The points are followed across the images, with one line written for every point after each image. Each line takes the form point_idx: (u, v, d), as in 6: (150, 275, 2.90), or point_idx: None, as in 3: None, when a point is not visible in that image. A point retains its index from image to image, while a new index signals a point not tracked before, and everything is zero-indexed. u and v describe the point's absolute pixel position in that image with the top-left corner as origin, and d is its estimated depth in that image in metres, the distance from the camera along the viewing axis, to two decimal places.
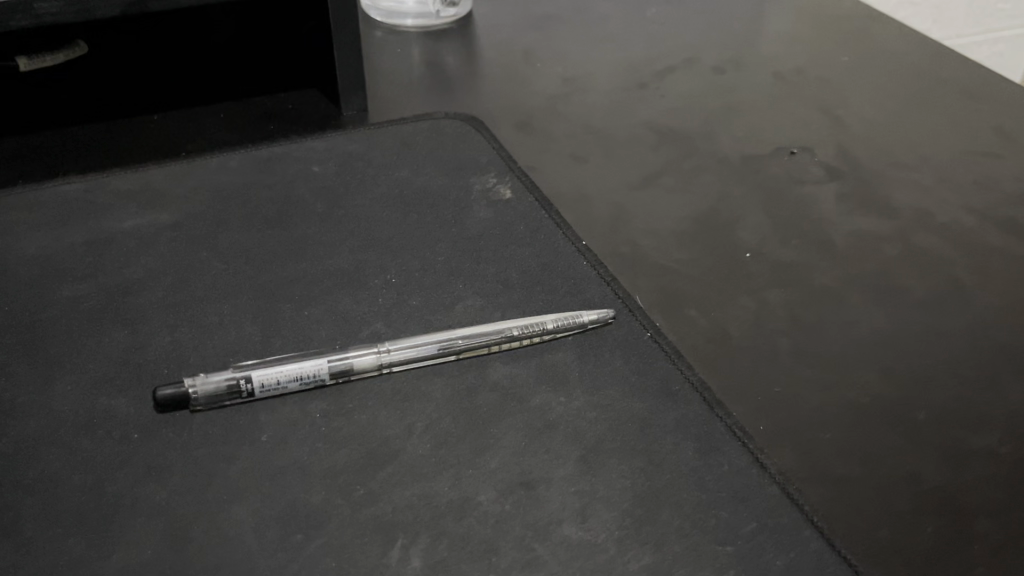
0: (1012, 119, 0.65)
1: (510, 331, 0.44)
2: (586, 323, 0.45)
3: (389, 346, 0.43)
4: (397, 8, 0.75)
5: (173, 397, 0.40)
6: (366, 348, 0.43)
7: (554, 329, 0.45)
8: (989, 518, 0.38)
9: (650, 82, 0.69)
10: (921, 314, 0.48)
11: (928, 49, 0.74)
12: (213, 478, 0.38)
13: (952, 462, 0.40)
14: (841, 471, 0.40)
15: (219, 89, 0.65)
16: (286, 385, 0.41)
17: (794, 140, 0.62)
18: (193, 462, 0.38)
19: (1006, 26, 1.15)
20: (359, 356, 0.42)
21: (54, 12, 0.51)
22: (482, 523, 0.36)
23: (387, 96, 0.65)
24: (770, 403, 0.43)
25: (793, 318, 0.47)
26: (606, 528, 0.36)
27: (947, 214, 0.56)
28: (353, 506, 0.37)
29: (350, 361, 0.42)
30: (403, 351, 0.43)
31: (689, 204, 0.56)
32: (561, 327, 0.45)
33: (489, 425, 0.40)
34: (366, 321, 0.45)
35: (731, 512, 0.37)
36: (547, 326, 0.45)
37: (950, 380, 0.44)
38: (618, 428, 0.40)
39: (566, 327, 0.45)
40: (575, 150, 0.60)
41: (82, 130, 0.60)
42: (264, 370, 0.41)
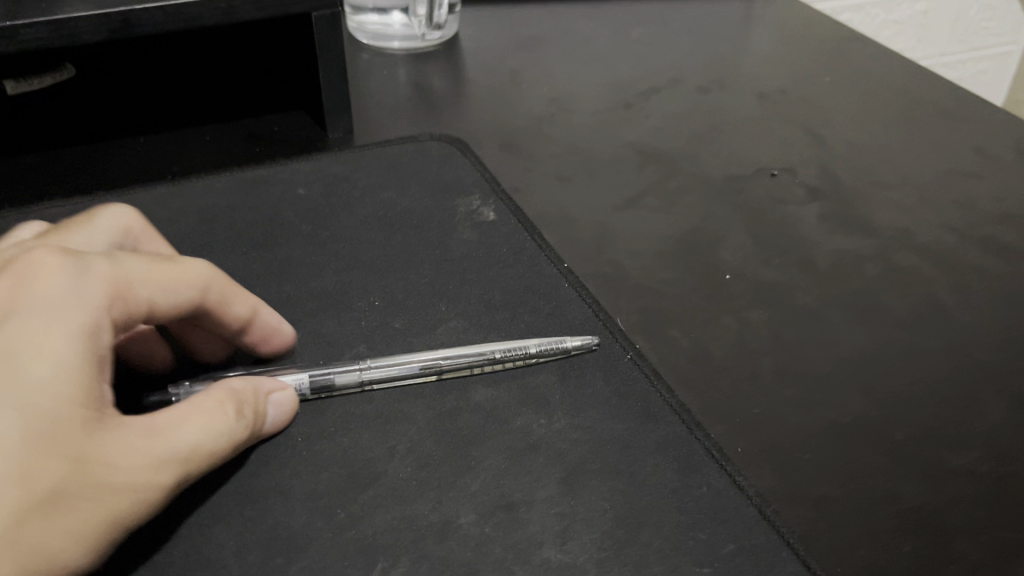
0: (992, 139, 0.66)
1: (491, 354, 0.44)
2: (570, 349, 0.45)
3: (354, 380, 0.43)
4: (384, 30, 0.75)
5: (157, 404, 0.41)
6: (350, 364, 0.43)
7: (537, 352, 0.45)
8: (967, 539, 0.38)
9: (635, 103, 0.69)
10: (901, 333, 0.48)
11: (910, 70, 0.75)
12: (193, 507, 0.38)
13: (931, 482, 0.41)
14: (821, 492, 0.40)
15: (206, 111, 0.66)
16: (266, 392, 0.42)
17: (777, 160, 0.63)
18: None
19: (988, 45, 1.17)
20: (343, 372, 0.43)
21: (40, 37, 0.51)
22: (462, 546, 0.36)
23: (373, 120, 0.66)
24: (751, 424, 0.43)
25: (774, 338, 0.48)
26: (586, 550, 0.36)
27: (928, 233, 0.56)
28: (334, 529, 0.37)
29: (333, 377, 0.42)
30: (386, 369, 0.43)
31: (672, 224, 0.56)
32: (545, 351, 0.45)
33: (470, 448, 0.41)
34: (332, 337, 0.46)
35: (711, 533, 0.37)
36: (530, 349, 0.45)
37: (929, 399, 0.45)
38: (598, 450, 0.41)
39: (550, 352, 0.45)
40: (560, 172, 0.61)
41: (72, 153, 0.61)
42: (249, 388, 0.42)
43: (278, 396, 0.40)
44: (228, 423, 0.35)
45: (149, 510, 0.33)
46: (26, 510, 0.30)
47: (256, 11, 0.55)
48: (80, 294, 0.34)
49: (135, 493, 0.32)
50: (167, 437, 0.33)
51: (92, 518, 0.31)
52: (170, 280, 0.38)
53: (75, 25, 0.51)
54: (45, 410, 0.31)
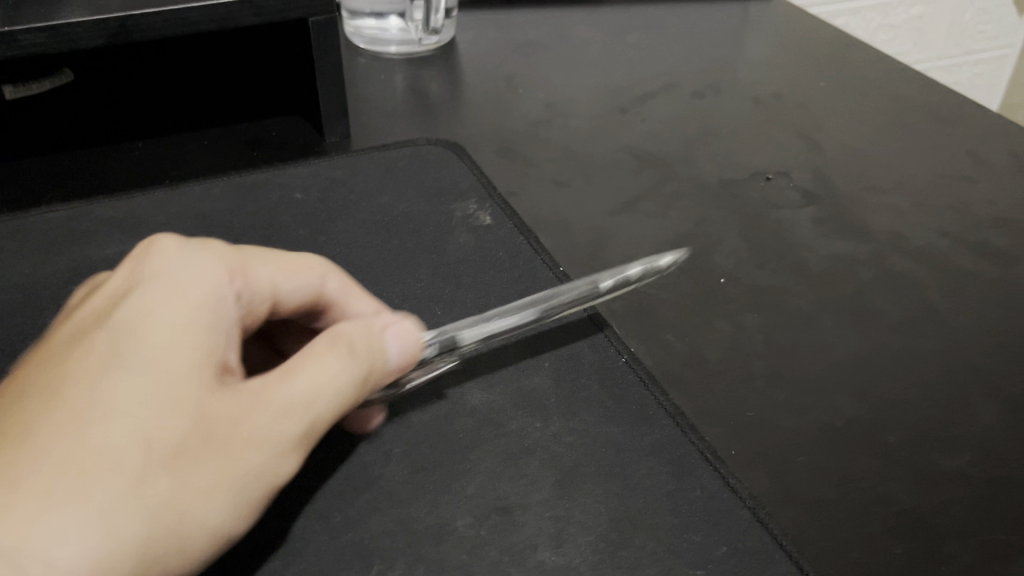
0: (985, 144, 0.66)
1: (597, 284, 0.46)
2: (661, 267, 0.49)
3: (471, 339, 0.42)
4: (381, 35, 0.75)
5: None
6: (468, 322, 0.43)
7: (639, 275, 0.47)
8: (959, 541, 0.39)
9: (631, 108, 0.70)
10: (895, 337, 0.49)
11: (904, 75, 0.75)
12: None
13: (924, 485, 0.41)
14: (814, 495, 0.40)
15: (203, 116, 0.66)
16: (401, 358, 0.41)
17: (772, 165, 0.63)
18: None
19: (984, 49, 1.17)
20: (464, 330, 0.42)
21: (38, 43, 0.51)
22: (458, 548, 0.37)
23: (369, 125, 0.66)
24: (745, 427, 0.43)
25: (768, 342, 0.48)
26: (581, 552, 0.37)
27: (921, 237, 0.56)
28: (330, 532, 0.37)
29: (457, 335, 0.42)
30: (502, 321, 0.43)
31: (667, 229, 0.56)
32: (644, 272, 0.48)
33: (467, 452, 0.41)
34: None
35: (704, 535, 0.38)
36: (634, 274, 0.47)
37: (921, 402, 0.45)
38: (592, 452, 0.41)
39: (648, 272, 0.48)
40: (556, 176, 0.61)
41: (70, 158, 0.61)
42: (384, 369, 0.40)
43: (396, 328, 0.38)
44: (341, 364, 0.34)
45: (278, 463, 0.32)
46: (154, 471, 0.29)
47: (254, 16, 0.56)
48: (213, 267, 0.34)
49: (264, 446, 0.32)
50: (278, 392, 0.33)
51: (227, 475, 0.31)
52: (294, 270, 0.39)
53: (73, 31, 0.51)
54: (163, 375, 0.30)
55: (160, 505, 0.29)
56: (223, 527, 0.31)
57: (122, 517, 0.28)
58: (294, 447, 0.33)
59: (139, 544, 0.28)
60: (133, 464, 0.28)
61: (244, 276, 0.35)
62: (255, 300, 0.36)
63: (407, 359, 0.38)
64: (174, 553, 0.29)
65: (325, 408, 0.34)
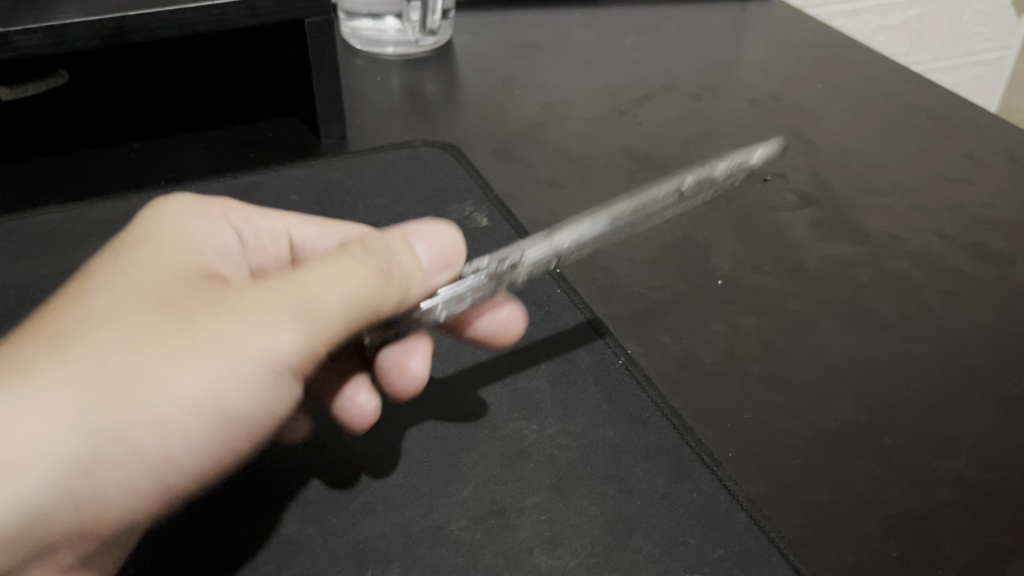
0: (982, 146, 0.66)
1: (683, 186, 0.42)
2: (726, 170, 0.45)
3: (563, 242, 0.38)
4: (378, 37, 0.75)
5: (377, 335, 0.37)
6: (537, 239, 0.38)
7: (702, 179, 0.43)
8: (955, 544, 0.38)
9: (628, 109, 0.69)
10: (891, 339, 0.49)
11: (901, 77, 0.75)
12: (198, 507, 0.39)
13: (920, 488, 0.41)
14: (810, 498, 0.40)
15: (200, 117, 0.66)
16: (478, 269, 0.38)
17: (769, 167, 0.63)
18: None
19: (982, 50, 1.17)
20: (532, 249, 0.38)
21: (33, 44, 0.51)
22: (453, 552, 0.37)
23: (366, 127, 0.66)
24: (742, 429, 0.43)
25: (764, 344, 0.48)
26: (576, 555, 0.37)
27: (918, 239, 0.56)
28: (325, 535, 0.38)
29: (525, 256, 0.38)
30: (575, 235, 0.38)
31: (664, 231, 0.56)
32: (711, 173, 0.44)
33: (462, 454, 0.41)
34: None
35: (700, 538, 0.38)
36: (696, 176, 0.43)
37: (918, 405, 0.45)
38: (588, 454, 0.41)
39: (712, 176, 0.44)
40: (553, 178, 0.61)
41: (65, 159, 0.61)
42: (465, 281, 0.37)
43: (418, 235, 0.38)
44: (346, 258, 0.35)
45: (263, 338, 0.32)
46: (110, 350, 0.30)
47: (250, 18, 0.56)
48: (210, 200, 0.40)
49: (242, 321, 0.32)
50: (266, 285, 0.33)
51: (197, 346, 0.31)
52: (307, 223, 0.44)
53: (68, 32, 0.51)
54: (130, 280, 0.32)
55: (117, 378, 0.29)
56: (200, 403, 0.31)
57: (71, 380, 0.29)
58: (284, 325, 0.32)
59: (90, 405, 0.29)
60: (91, 337, 0.30)
61: (248, 213, 0.42)
62: (258, 239, 0.42)
63: (440, 256, 0.38)
64: (136, 424, 0.30)
65: (318, 289, 0.33)
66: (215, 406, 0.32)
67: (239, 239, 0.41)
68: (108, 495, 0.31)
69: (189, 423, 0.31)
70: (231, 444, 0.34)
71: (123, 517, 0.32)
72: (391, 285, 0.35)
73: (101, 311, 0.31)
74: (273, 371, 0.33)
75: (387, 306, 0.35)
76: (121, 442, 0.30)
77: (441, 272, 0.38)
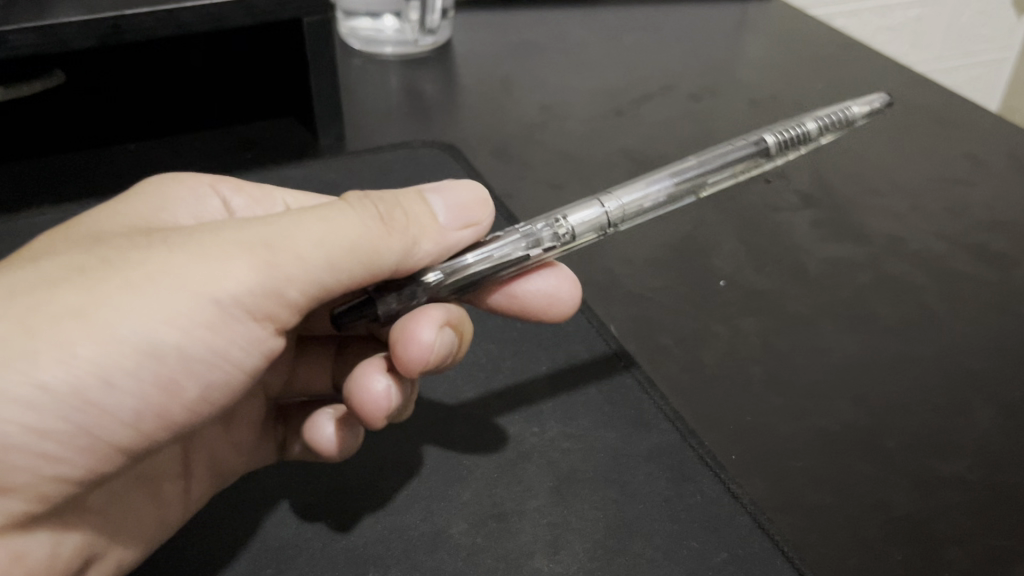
0: (983, 146, 0.66)
1: (765, 139, 0.43)
2: (853, 117, 0.46)
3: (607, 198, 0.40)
4: (376, 36, 0.75)
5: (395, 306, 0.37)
6: (591, 201, 0.40)
7: (811, 130, 0.44)
8: (957, 547, 0.38)
9: (627, 109, 0.69)
10: (893, 340, 0.48)
11: (902, 78, 0.75)
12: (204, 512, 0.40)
13: (924, 490, 0.40)
14: (812, 501, 0.40)
15: (197, 117, 0.66)
16: (508, 233, 0.39)
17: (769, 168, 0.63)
18: (176, 493, 0.40)
19: (982, 50, 1.17)
20: (589, 211, 0.40)
21: (29, 44, 0.50)
22: (453, 556, 0.37)
23: (364, 127, 0.66)
24: (743, 432, 0.43)
25: (766, 346, 0.48)
26: (577, 559, 0.37)
27: (918, 240, 0.56)
28: (324, 539, 0.38)
29: (584, 219, 0.40)
30: (633, 198, 0.40)
31: (665, 232, 0.56)
32: (821, 127, 0.45)
33: (463, 458, 0.41)
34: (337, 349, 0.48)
35: (703, 542, 0.38)
36: (803, 128, 0.44)
37: (920, 407, 0.45)
38: (590, 456, 0.41)
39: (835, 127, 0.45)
40: (552, 178, 0.61)
41: (61, 160, 0.60)
42: (495, 244, 0.39)
43: (439, 201, 0.39)
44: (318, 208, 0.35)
45: (203, 268, 0.32)
46: (42, 287, 0.31)
47: (247, 17, 0.55)
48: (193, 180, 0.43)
49: (182, 253, 0.32)
50: (214, 226, 0.34)
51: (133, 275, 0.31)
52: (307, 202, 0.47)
53: (64, 30, 0.51)
54: (80, 239, 0.34)
55: (33, 309, 0.30)
56: (136, 335, 0.31)
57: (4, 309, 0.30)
58: (227, 254, 0.33)
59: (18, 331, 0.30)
60: (28, 277, 0.31)
61: (242, 185, 0.45)
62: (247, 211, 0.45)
63: (461, 218, 0.38)
64: (46, 355, 0.30)
65: (266, 227, 0.34)
66: (143, 340, 0.32)
67: (230, 210, 0.44)
68: (19, 442, 0.30)
69: (112, 357, 0.31)
70: (173, 395, 0.34)
71: (48, 470, 0.31)
72: (393, 230, 0.36)
73: (42, 260, 0.32)
74: (210, 304, 0.33)
75: (392, 254, 0.36)
76: (28, 377, 0.30)
77: (464, 230, 0.38)
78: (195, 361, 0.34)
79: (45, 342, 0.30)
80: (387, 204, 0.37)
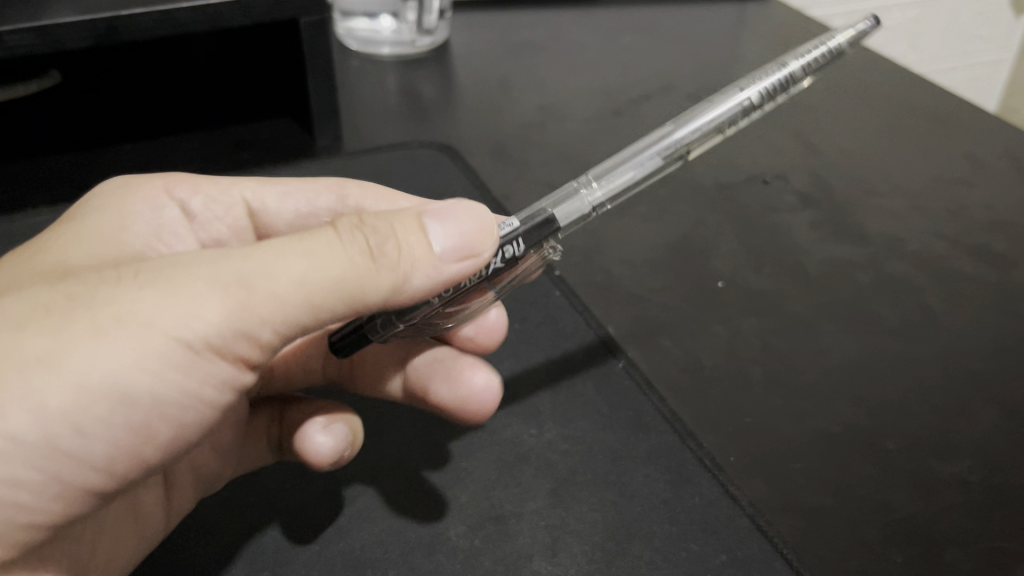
0: (982, 146, 0.66)
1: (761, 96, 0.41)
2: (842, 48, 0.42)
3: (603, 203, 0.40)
4: (374, 37, 0.74)
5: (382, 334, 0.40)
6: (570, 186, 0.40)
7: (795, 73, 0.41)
8: (958, 549, 0.38)
9: (626, 110, 0.69)
10: (893, 341, 0.48)
11: (901, 78, 0.75)
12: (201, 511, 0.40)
13: (924, 491, 0.40)
14: (812, 503, 0.39)
15: (193, 118, 0.66)
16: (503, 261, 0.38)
17: (768, 168, 0.63)
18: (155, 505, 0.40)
19: (980, 50, 1.17)
20: (569, 200, 0.39)
21: (24, 44, 0.50)
22: (450, 559, 0.37)
23: (362, 127, 0.66)
24: (743, 433, 0.43)
25: (766, 347, 0.47)
26: (575, 562, 0.36)
27: (918, 240, 0.56)
28: (321, 542, 0.37)
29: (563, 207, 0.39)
30: (610, 181, 0.40)
31: (663, 232, 0.56)
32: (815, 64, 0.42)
33: (460, 459, 0.41)
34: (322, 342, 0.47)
35: (701, 544, 0.37)
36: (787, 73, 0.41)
37: (920, 408, 0.44)
38: (589, 458, 0.41)
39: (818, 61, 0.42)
40: (550, 178, 0.61)
41: (57, 161, 0.60)
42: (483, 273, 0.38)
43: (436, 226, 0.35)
44: (301, 240, 0.32)
45: (172, 309, 0.30)
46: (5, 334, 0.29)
47: (244, 18, 0.55)
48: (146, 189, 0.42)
49: (149, 292, 0.30)
50: (187, 257, 0.31)
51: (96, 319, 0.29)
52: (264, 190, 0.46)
53: (59, 31, 0.50)
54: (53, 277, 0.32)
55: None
56: (103, 384, 0.29)
57: None
58: (198, 293, 0.30)
59: None
60: None
61: (198, 183, 0.44)
62: (206, 210, 0.44)
63: (461, 250, 0.35)
64: (11, 405, 0.28)
65: (242, 262, 0.31)
66: (112, 386, 0.30)
67: (188, 212, 0.44)
68: None
69: (81, 405, 0.29)
70: (146, 438, 0.31)
71: (24, 516, 0.30)
72: (382, 268, 0.33)
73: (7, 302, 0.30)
74: (184, 348, 0.30)
75: (378, 290, 0.33)
76: None
77: (462, 263, 0.35)
78: (169, 405, 0.31)
79: (10, 392, 0.28)
80: (380, 231, 0.34)
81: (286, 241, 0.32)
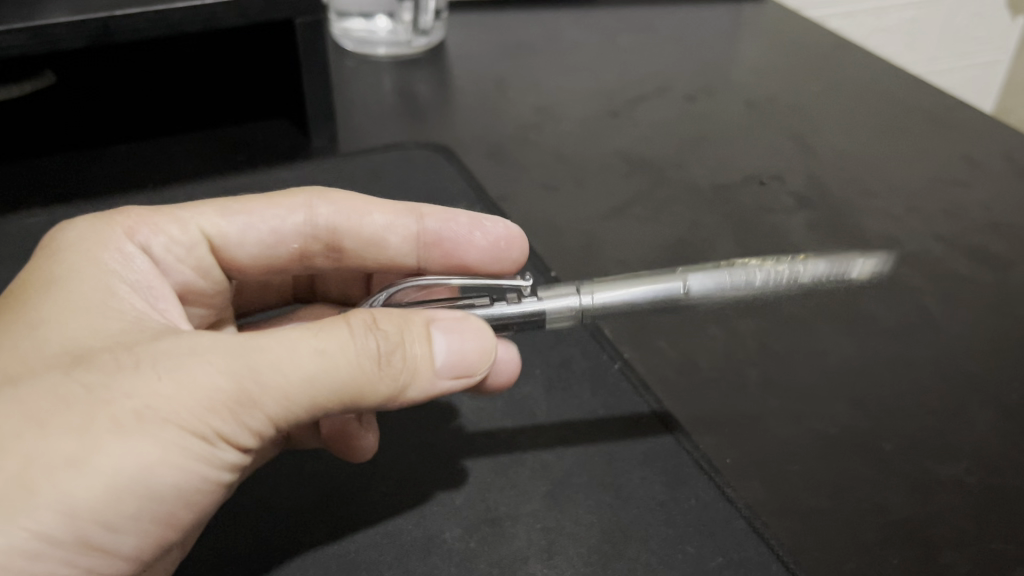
0: (979, 147, 0.66)
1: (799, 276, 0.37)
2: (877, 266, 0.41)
3: (592, 305, 0.38)
4: (370, 37, 0.74)
5: None
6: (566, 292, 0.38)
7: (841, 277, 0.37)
8: (955, 551, 0.38)
9: (622, 111, 0.69)
10: (891, 342, 0.48)
11: (897, 79, 0.75)
12: None
13: (921, 493, 0.40)
14: (809, 505, 0.39)
15: (188, 118, 0.66)
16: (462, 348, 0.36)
17: (764, 169, 0.63)
18: None
19: (977, 51, 1.17)
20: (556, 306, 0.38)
21: (17, 44, 0.50)
22: (446, 561, 0.36)
23: (358, 128, 0.66)
24: (740, 435, 0.43)
25: (762, 348, 0.47)
26: (570, 564, 0.36)
27: (915, 242, 0.56)
28: (316, 545, 0.37)
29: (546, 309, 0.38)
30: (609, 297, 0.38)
31: (660, 233, 0.56)
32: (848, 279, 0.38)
33: (455, 462, 0.41)
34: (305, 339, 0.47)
35: (698, 546, 0.37)
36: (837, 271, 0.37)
37: (917, 410, 0.44)
38: (585, 461, 0.41)
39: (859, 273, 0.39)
40: (546, 179, 0.60)
41: (51, 161, 0.60)
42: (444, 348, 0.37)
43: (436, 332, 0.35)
44: (309, 336, 0.31)
45: (200, 404, 0.30)
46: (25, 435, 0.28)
47: (239, 18, 0.55)
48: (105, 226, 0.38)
49: (173, 385, 0.29)
50: (202, 347, 0.31)
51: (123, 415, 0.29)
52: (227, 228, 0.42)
53: (52, 30, 0.50)
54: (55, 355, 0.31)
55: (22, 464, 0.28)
56: (130, 480, 0.29)
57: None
58: (223, 383, 0.30)
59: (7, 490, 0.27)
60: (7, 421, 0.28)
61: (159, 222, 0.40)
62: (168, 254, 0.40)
63: (458, 362, 0.34)
64: (42, 508, 0.28)
65: (262, 353, 0.31)
66: (140, 480, 0.29)
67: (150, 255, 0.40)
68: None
69: (104, 502, 0.29)
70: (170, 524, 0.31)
71: None
72: (385, 376, 0.32)
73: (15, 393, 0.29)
74: (201, 438, 0.30)
75: (375, 396, 0.32)
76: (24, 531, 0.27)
77: (457, 379, 0.35)
78: (191, 490, 0.31)
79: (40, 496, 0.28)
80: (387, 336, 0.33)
81: (296, 333, 0.31)
